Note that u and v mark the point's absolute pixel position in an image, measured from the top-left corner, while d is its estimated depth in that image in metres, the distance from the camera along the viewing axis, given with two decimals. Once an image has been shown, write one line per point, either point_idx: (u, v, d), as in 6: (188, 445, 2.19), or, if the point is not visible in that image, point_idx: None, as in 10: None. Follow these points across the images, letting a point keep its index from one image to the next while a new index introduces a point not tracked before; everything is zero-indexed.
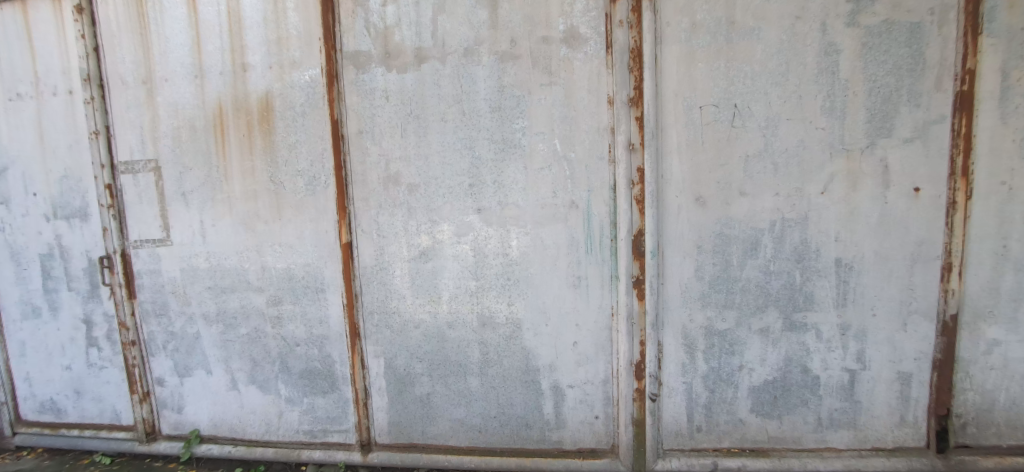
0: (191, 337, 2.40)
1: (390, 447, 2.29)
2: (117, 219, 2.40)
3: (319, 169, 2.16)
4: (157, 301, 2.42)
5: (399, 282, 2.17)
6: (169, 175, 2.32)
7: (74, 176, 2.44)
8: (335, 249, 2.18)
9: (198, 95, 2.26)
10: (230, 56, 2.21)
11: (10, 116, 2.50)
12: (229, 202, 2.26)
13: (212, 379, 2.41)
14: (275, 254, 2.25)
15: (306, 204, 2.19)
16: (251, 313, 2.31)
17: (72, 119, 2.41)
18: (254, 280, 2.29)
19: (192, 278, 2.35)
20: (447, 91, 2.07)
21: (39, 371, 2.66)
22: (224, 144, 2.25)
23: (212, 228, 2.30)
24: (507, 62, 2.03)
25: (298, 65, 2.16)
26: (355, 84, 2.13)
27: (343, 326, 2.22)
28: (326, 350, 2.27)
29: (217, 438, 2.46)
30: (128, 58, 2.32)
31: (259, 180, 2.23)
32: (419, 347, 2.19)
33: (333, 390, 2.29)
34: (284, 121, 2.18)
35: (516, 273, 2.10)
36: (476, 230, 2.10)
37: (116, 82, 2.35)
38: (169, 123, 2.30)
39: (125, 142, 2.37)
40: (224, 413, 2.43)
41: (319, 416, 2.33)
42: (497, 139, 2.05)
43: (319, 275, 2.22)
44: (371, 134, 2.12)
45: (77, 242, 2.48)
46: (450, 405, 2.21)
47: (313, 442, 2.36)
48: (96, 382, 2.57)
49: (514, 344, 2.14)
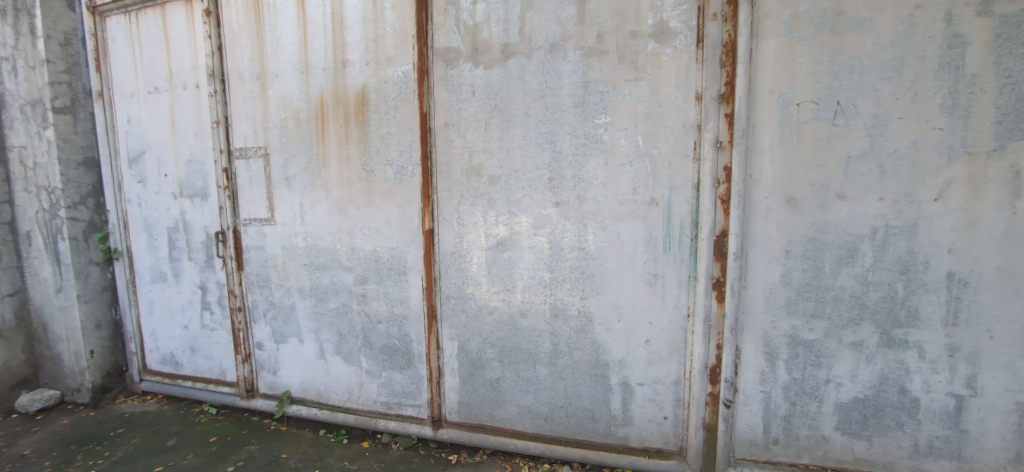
0: (287, 308, 2.66)
1: (459, 426, 2.40)
2: (231, 199, 2.70)
3: (408, 159, 2.30)
4: (260, 274, 2.70)
5: (476, 269, 2.26)
6: (276, 161, 2.57)
7: (198, 159, 2.77)
8: (418, 235, 2.31)
9: (304, 89, 2.48)
10: (332, 53, 2.40)
11: (150, 106, 2.89)
12: (326, 187, 2.47)
13: (303, 348, 2.66)
14: (363, 236, 2.43)
15: (394, 192, 2.34)
16: (341, 290, 2.52)
17: (198, 110, 2.74)
18: (345, 259, 2.49)
19: (291, 255, 2.60)
20: (531, 86, 2.11)
21: (163, 328, 3.07)
22: (324, 134, 2.46)
23: (310, 211, 2.52)
24: (593, 57, 2.03)
25: (393, 61, 2.30)
26: (444, 79, 2.23)
27: (422, 308, 2.36)
28: (405, 329, 2.42)
29: (305, 400, 2.71)
30: (245, 56, 2.59)
31: (354, 168, 2.41)
32: (491, 333, 2.28)
33: (409, 367, 2.44)
34: (377, 113, 2.34)
35: (591, 267, 2.12)
36: (553, 223, 2.14)
37: (235, 77, 2.64)
38: (278, 114, 2.55)
39: (240, 131, 2.65)
40: (312, 379, 2.68)
41: (395, 390, 2.50)
42: (578, 133, 2.07)
43: (402, 258, 2.37)
44: (457, 127, 2.22)
45: (198, 218, 2.83)
46: (519, 391, 2.28)
47: (388, 413, 2.53)
48: (208, 342, 2.92)
49: (585, 337, 2.16)
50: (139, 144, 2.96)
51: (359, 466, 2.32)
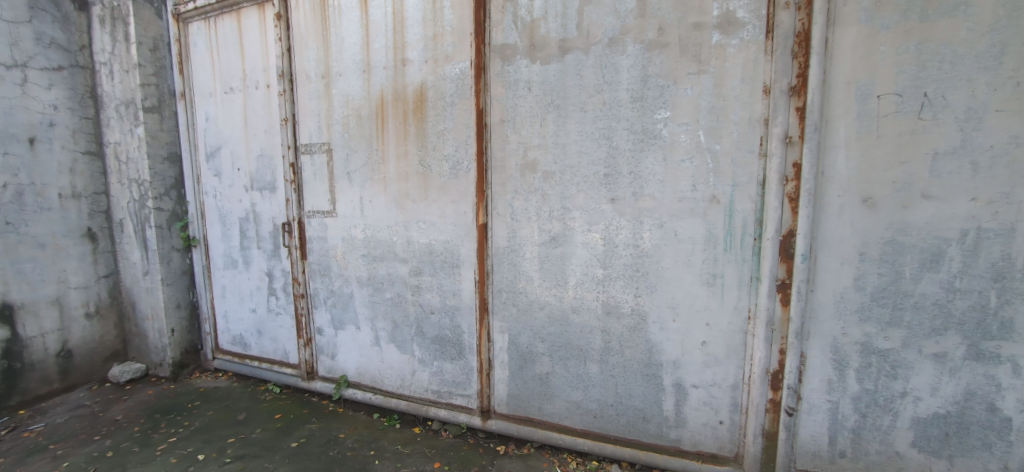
0: (346, 296, 2.80)
1: (508, 418, 2.44)
2: (297, 192, 2.87)
3: (463, 154, 2.35)
4: (322, 263, 2.86)
5: (528, 264, 2.28)
6: (338, 157, 2.70)
7: (268, 154, 2.96)
8: (472, 229, 2.36)
9: (365, 87, 2.58)
10: (393, 52, 2.49)
11: (226, 105, 3.12)
12: (385, 181, 2.57)
13: (360, 335, 2.79)
14: (419, 229, 2.51)
15: (450, 186, 2.40)
16: (396, 280, 2.62)
17: (268, 108, 2.92)
18: (401, 251, 2.58)
19: (350, 245, 2.73)
20: (588, 81, 2.09)
21: (234, 311, 3.31)
22: (384, 130, 2.55)
23: (369, 204, 2.64)
24: (654, 51, 1.99)
25: (450, 59, 2.35)
26: (500, 75, 2.26)
27: (474, 301, 2.41)
28: (457, 320, 2.48)
29: (360, 385, 2.85)
30: (312, 56, 2.74)
31: (411, 163, 2.49)
32: (542, 328, 2.29)
33: (460, 358, 2.51)
34: (435, 110, 2.41)
35: (646, 265, 2.08)
36: (607, 220, 2.12)
37: (302, 77, 2.79)
38: (341, 111, 2.67)
39: (306, 127, 2.80)
40: (368, 364, 2.80)
41: (446, 379, 2.57)
42: (636, 129, 2.04)
43: (456, 252, 2.43)
44: (512, 123, 2.25)
45: (267, 209, 3.02)
46: (568, 387, 2.29)
47: (439, 402, 2.61)
48: (273, 325, 3.13)
49: (637, 336, 2.13)
50: (216, 140, 3.19)
51: (412, 450, 2.41)
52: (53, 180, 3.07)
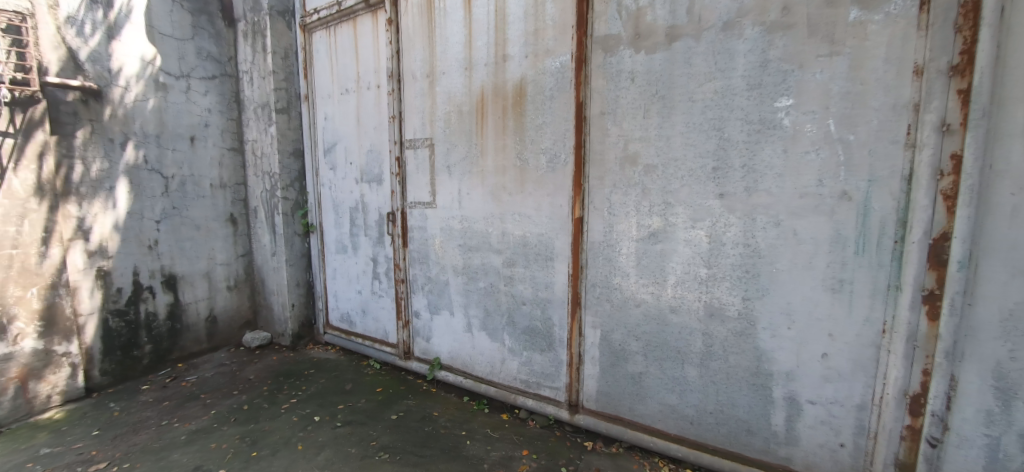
0: (442, 283, 2.96)
1: (596, 414, 2.42)
2: (401, 184, 3.09)
3: (561, 148, 2.37)
4: (421, 251, 3.05)
5: (625, 259, 2.24)
6: (440, 151, 2.86)
7: (377, 150, 3.23)
8: (568, 223, 2.37)
9: (467, 84, 2.70)
10: (494, 49, 2.57)
11: (342, 104, 3.45)
12: (483, 174, 2.67)
13: (453, 321, 2.94)
14: (514, 222, 2.57)
15: (546, 180, 2.43)
16: (490, 271, 2.71)
17: (378, 107, 3.18)
18: (496, 242, 2.67)
19: (448, 235, 2.88)
20: (698, 69, 1.98)
21: (342, 291, 3.67)
22: (483, 125, 2.65)
23: (467, 196, 2.76)
24: (776, 33, 1.83)
25: (551, 53, 2.37)
26: (602, 67, 2.23)
27: (567, 294, 2.42)
28: (548, 312, 2.51)
29: (452, 368, 3.01)
30: (418, 56, 2.92)
31: (509, 156, 2.56)
32: (637, 326, 2.23)
33: (550, 350, 2.54)
34: (534, 104, 2.45)
35: (758, 266, 1.93)
36: (715, 216, 2.00)
37: (409, 76, 2.99)
38: (444, 108, 2.82)
39: (411, 124, 3.00)
40: (460, 349, 2.94)
41: (535, 370, 2.62)
42: (752, 119, 1.89)
43: (550, 245, 2.46)
44: (612, 116, 2.21)
45: (374, 200, 3.30)
46: (663, 389, 2.21)
47: (527, 391, 2.67)
48: (376, 306, 3.41)
49: (744, 341, 1.99)
50: (333, 137, 3.55)
51: (501, 435, 2.49)
52: (207, 172, 3.64)
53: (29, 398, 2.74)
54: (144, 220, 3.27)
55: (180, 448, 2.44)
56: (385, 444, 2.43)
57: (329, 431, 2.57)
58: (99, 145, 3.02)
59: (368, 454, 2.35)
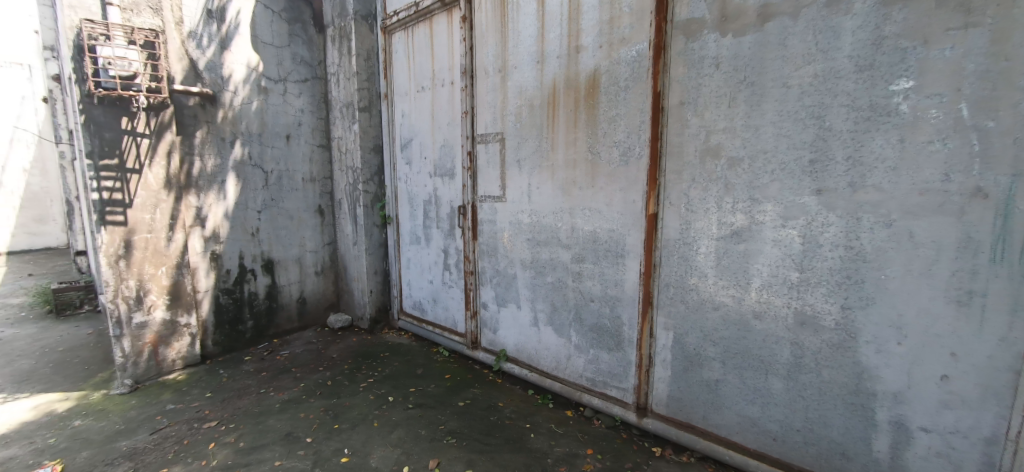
0: (509, 277, 3.00)
1: (666, 419, 2.32)
2: (472, 179, 3.16)
3: (635, 140, 2.27)
4: (490, 244, 3.11)
5: (703, 259, 2.10)
6: (511, 145, 2.88)
7: (450, 145, 3.33)
8: (641, 219, 2.28)
9: (539, 77, 2.68)
10: (567, 41, 2.52)
11: (417, 101, 3.59)
12: (553, 168, 2.65)
13: (520, 314, 2.97)
14: (584, 217, 2.53)
15: (619, 174, 2.35)
16: (558, 266, 2.69)
17: (451, 103, 3.27)
18: (565, 237, 2.64)
19: (517, 229, 2.91)
20: (794, 51, 1.79)
21: (415, 280, 3.85)
22: (555, 118, 2.62)
23: (537, 190, 2.75)
24: (895, 5, 1.59)
25: (627, 41, 2.27)
26: (683, 54, 2.09)
27: (638, 293, 2.34)
28: (617, 310, 2.44)
29: (518, 360, 3.05)
30: (491, 52, 2.95)
31: (580, 150, 2.51)
32: (715, 330, 2.09)
33: (618, 349, 2.47)
34: (608, 96, 2.37)
35: (862, 272, 1.72)
36: (810, 214, 1.81)
37: (481, 72, 3.04)
38: (515, 102, 2.83)
39: (483, 119, 3.05)
40: (526, 343, 2.97)
41: (602, 368, 2.57)
42: (860, 105, 1.67)
43: (621, 241, 2.38)
44: (693, 105, 2.07)
45: (446, 194, 3.41)
46: (742, 400, 2.05)
47: (593, 390, 2.63)
48: (446, 296, 3.54)
49: (841, 355, 1.79)
50: (409, 133, 3.71)
51: (565, 431, 2.48)
52: (299, 167, 3.99)
53: (160, 361, 3.21)
54: (248, 210, 3.67)
55: (274, 415, 2.72)
56: (452, 429, 2.52)
57: (401, 411, 2.73)
58: (213, 144, 3.43)
59: (437, 437, 2.45)
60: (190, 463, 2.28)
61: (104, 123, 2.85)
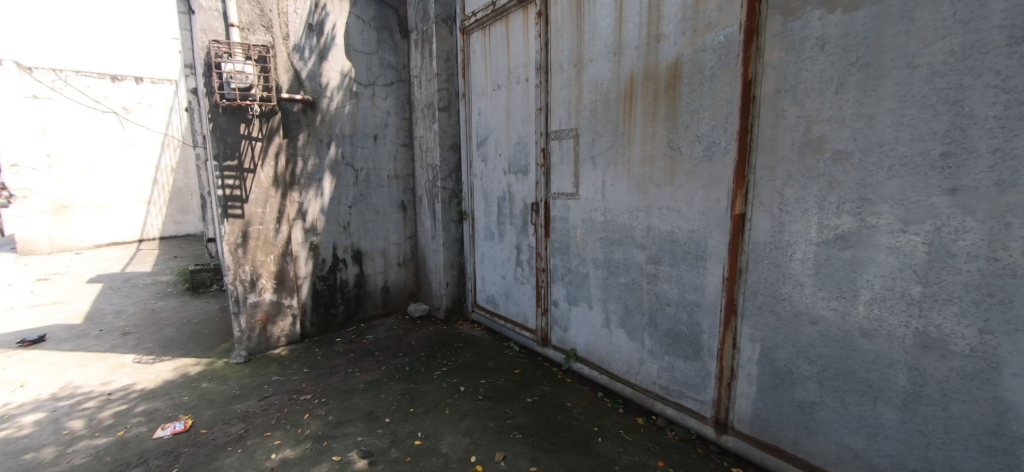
0: (581, 275, 2.95)
1: (749, 439, 2.13)
2: (545, 175, 3.15)
3: (721, 134, 2.09)
4: (562, 242, 3.07)
5: (799, 266, 1.88)
6: (585, 141, 2.81)
7: (523, 142, 3.33)
8: (726, 219, 2.10)
9: (615, 70, 2.57)
10: (647, 29, 2.39)
11: (493, 99, 3.64)
12: (629, 165, 2.54)
13: (591, 314, 2.90)
14: (661, 216, 2.39)
15: (701, 170, 2.19)
16: (632, 267, 2.58)
17: (526, 100, 3.27)
18: (640, 237, 2.52)
19: (590, 227, 2.84)
20: (924, 24, 1.51)
21: (488, 274, 3.94)
22: (632, 112, 2.50)
23: (611, 188, 2.66)
24: None
25: (714, 26, 2.09)
26: (780, 36, 1.87)
27: (720, 299, 2.17)
28: (696, 317, 2.28)
29: (588, 361, 2.99)
30: (567, 46, 2.90)
31: (659, 145, 2.37)
32: (812, 346, 1.87)
33: (696, 358, 2.31)
34: (691, 86, 2.20)
35: (1010, 289, 1.42)
36: (940, 218, 1.53)
37: (556, 67, 2.99)
38: (590, 96, 2.75)
39: (557, 115, 3.01)
40: (597, 344, 2.91)
41: (678, 377, 2.42)
42: (1014, 85, 1.37)
43: (702, 243, 2.22)
44: (791, 93, 1.85)
45: (520, 191, 3.43)
46: (843, 427, 1.81)
47: (667, 399, 2.50)
48: (518, 292, 3.58)
49: (977, 387, 1.49)
50: (484, 131, 3.78)
51: (635, 439, 2.38)
52: (385, 165, 4.28)
53: (268, 337, 3.66)
54: (341, 205, 4.02)
55: (359, 394, 2.96)
56: (519, 424, 2.55)
57: (471, 402, 2.82)
58: (313, 145, 3.81)
59: (504, 430, 2.50)
60: (288, 430, 2.57)
61: (227, 129, 3.29)
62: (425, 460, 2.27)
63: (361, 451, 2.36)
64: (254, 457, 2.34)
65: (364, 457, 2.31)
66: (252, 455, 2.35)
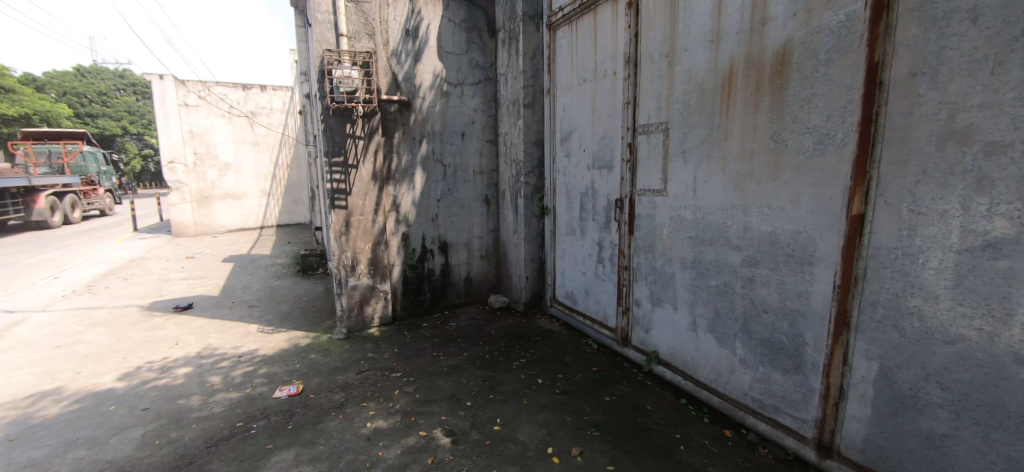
0: (667, 276, 2.83)
1: (858, 467, 1.92)
2: (631, 170, 3.06)
3: (838, 125, 1.88)
4: (647, 240, 2.97)
5: (934, 277, 1.63)
6: (676, 135, 2.69)
7: (609, 137, 3.27)
8: (840, 221, 1.88)
9: (713, 59, 2.42)
10: (751, 13, 2.21)
11: (578, 94, 3.61)
12: (725, 159, 2.38)
13: (677, 316, 2.78)
14: (760, 215, 2.21)
15: (811, 166, 1.98)
16: (725, 269, 2.42)
17: (613, 94, 3.20)
18: (735, 238, 2.35)
19: (678, 226, 2.71)
20: None
21: (568, 270, 3.93)
22: (730, 103, 2.34)
23: (703, 184, 2.51)
24: None
25: (833, 4, 1.87)
26: (917, 10, 1.62)
27: (828, 309, 1.96)
28: (799, 328, 2.09)
29: (671, 365, 2.88)
30: (658, 36, 2.78)
31: (760, 138, 2.19)
32: (946, 370, 1.62)
33: (797, 372, 2.11)
34: (802, 73, 2.00)
35: None
36: None
37: (646, 59, 2.89)
38: (683, 88, 2.62)
39: (646, 108, 2.91)
40: (682, 348, 2.78)
41: (774, 391, 2.24)
42: None
43: (809, 246, 2.02)
44: (930, 75, 1.60)
45: (603, 186, 3.37)
46: (984, 468, 1.55)
47: (760, 413, 2.33)
48: (598, 288, 3.54)
49: None
50: (568, 126, 3.77)
51: (722, 451, 2.24)
52: (472, 161, 4.46)
53: (364, 316, 4.03)
54: (430, 199, 4.28)
55: (443, 376, 3.15)
56: (596, 422, 2.53)
57: (549, 395, 2.85)
58: (407, 142, 4.09)
59: (581, 426, 2.50)
60: (381, 403, 2.82)
61: (335, 129, 3.68)
62: (503, 446, 2.36)
63: (444, 429, 2.51)
64: (353, 424, 2.60)
65: (447, 435, 2.46)
66: (351, 422, 2.62)
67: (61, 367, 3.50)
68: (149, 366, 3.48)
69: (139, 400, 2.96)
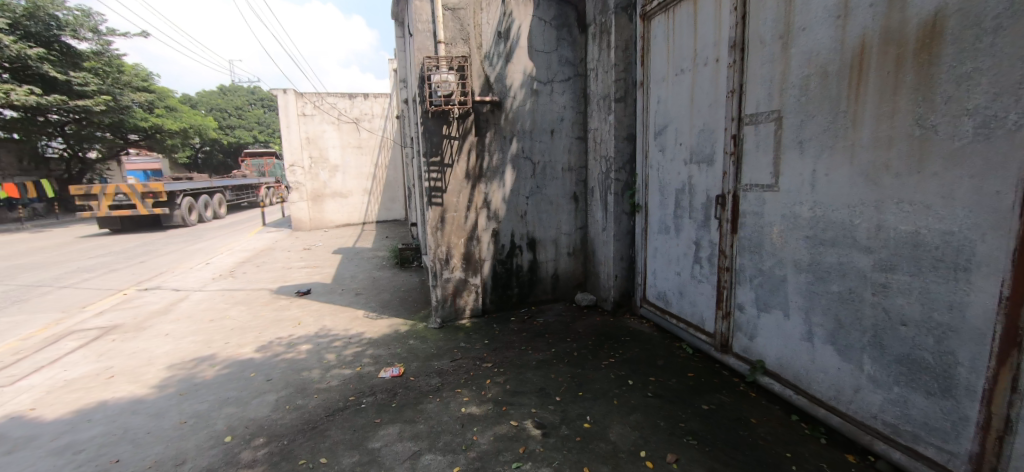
0: (777, 279, 2.59)
1: None
2: (736, 164, 2.83)
3: (1012, 105, 1.57)
4: (754, 239, 2.74)
5: None
6: (791, 124, 2.43)
7: (710, 129, 3.06)
8: (1011, 221, 1.58)
9: (838, 37, 2.15)
10: None
11: (675, 85, 3.42)
12: (854, 150, 2.10)
13: (788, 324, 2.53)
14: (899, 213, 1.92)
15: (970, 155, 1.69)
16: (851, 273, 2.15)
17: (715, 84, 2.99)
18: (864, 239, 2.07)
19: (792, 224, 2.46)
20: None
21: (661, 270, 3.76)
22: (861, 86, 2.06)
23: (824, 178, 2.25)
24: None
25: None
26: None
27: (993, 325, 1.65)
28: (949, 346, 1.79)
29: (780, 377, 2.63)
30: (770, 17, 2.54)
31: (900, 124, 1.90)
32: None
33: (945, 396, 1.81)
34: (959, 47, 1.70)
35: None
36: None
37: (755, 43, 2.66)
38: (801, 72, 2.37)
39: (755, 96, 2.68)
40: (794, 358, 2.52)
41: (914, 417, 1.94)
42: None
43: (966, 249, 1.71)
44: None
45: (702, 182, 3.18)
46: None
47: (893, 439, 2.04)
48: (695, 290, 3.34)
49: None
50: (663, 120, 3.59)
51: None
52: (561, 158, 4.48)
53: (457, 307, 4.27)
54: (520, 196, 4.38)
55: (532, 370, 3.21)
56: (693, 430, 2.41)
57: (640, 397, 2.77)
58: (498, 141, 4.21)
59: (676, 432, 2.39)
60: (474, 390, 2.96)
61: (433, 131, 3.94)
62: (594, 444, 2.35)
63: (535, 421, 2.57)
64: (449, 407, 2.78)
65: (538, 427, 2.52)
66: (448, 405, 2.80)
67: (214, 337, 4.21)
68: (279, 341, 4.04)
69: (272, 370, 3.45)
